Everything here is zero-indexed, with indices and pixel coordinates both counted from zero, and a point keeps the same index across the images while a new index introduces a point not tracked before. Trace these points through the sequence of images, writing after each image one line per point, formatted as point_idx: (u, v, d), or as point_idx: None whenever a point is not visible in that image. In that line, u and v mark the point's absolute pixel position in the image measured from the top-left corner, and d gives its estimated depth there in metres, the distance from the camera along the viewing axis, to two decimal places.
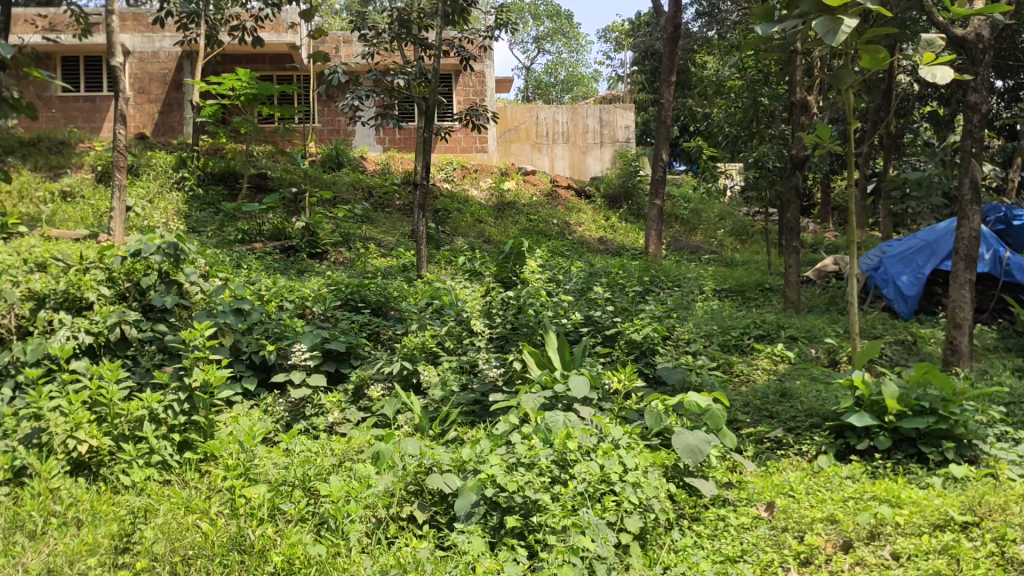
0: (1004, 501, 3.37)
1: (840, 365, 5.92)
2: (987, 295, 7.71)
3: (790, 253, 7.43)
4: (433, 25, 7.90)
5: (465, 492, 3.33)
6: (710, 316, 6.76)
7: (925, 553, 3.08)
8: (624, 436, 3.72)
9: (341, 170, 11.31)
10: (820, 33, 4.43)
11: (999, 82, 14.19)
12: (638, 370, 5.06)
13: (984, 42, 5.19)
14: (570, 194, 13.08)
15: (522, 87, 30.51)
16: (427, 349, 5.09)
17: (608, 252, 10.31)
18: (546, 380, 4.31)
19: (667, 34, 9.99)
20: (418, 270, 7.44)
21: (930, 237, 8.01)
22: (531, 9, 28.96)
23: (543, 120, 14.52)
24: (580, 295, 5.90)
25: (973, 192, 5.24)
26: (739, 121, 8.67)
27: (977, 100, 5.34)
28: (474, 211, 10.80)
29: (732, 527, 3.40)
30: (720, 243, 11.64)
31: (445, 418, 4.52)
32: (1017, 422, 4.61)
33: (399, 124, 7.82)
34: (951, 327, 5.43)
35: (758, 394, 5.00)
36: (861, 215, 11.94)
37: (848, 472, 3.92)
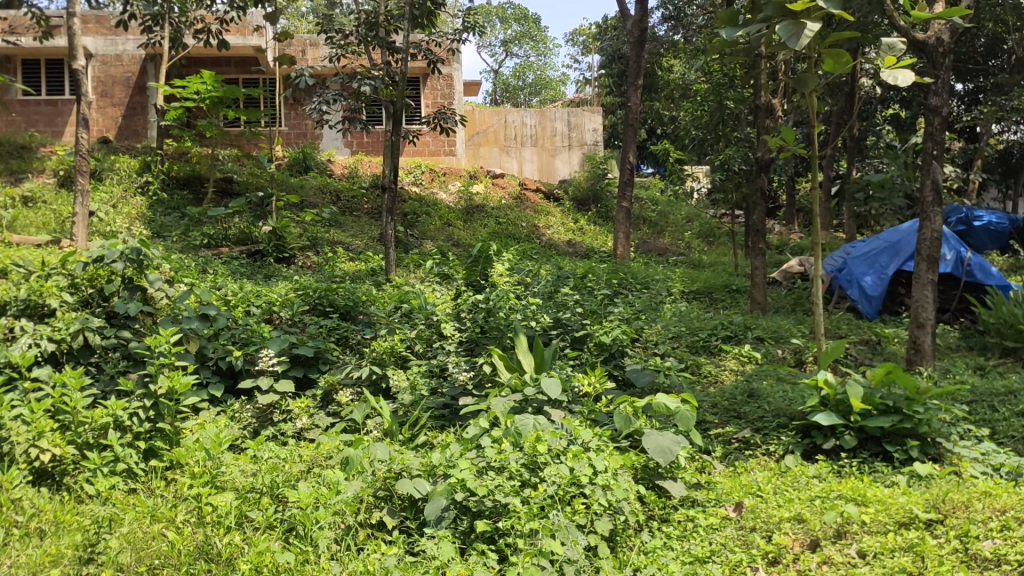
0: (968, 498, 3.43)
1: (805, 365, 5.99)
2: (949, 295, 7.83)
3: (757, 254, 7.50)
4: (400, 28, 7.87)
5: (435, 497, 3.31)
6: (678, 318, 6.80)
7: (890, 551, 3.11)
8: (594, 438, 3.72)
9: (308, 174, 11.24)
10: (783, 38, 4.48)
11: (959, 85, 14.45)
12: (607, 373, 5.07)
13: (944, 46, 5.27)
14: (538, 197, 13.10)
15: (490, 90, 30.54)
16: (396, 353, 5.07)
17: (577, 255, 10.34)
18: (515, 384, 4.30)
19: (634, 37, 10.05)
20: (387, 273, 7.41)
21: (893, 238, 8.13)
22: (498, 13, 29.00)
23: (511, 123, 14.53)
24: (549, 298, 5.90)
25: (935, 193, 5.32)
26: (705, 124, 8.74)
27: (937, 103, 5.42)
28: (443, 214, 10.78)
29: (701, 528, 3.42)
30: (687, 245, 11.73)
31: (415, 422, 4.50)
32: (979, 420, 4.69)
33: (367, 127, 7.79)
34: (914, 327, 5.51)
35: (726, 395, 5.04)
36: (826, 217, 12.09)
37: (815, 471, 3.96)
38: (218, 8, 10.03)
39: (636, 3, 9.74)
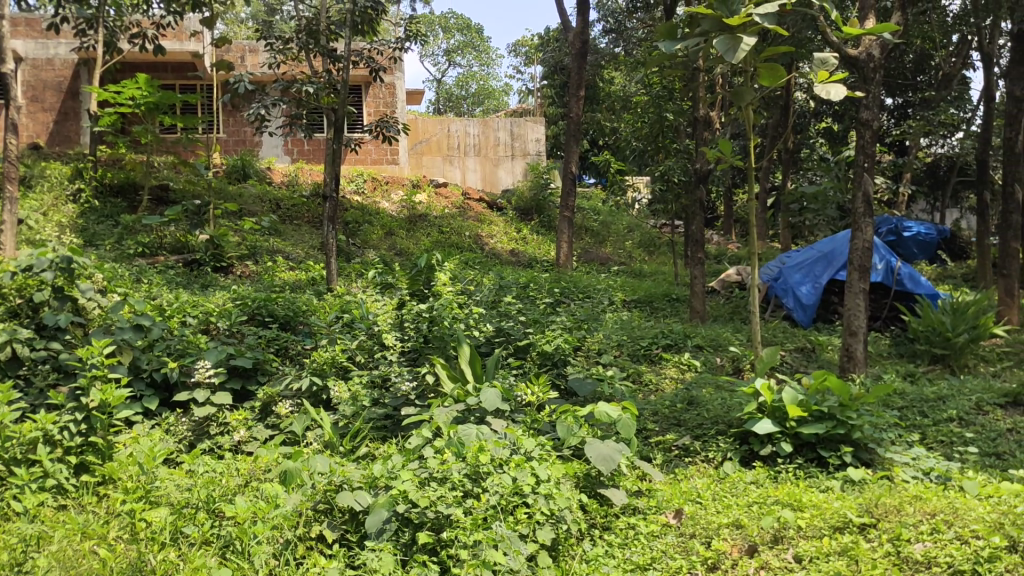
0: (899, 502, 3.51)
1: (743, 373, 6.10)
2: (880, 303, 8.05)
3: (696, 263, 7.62)
4: (342, 35, 7.81)
5: (376, 509, 3.28)
6: (619, 326, 6.86)
7: (825, 555, 3.17)
8: (536, 447, 3.72)
9: (247, 182, 11.07)
10: (721, 51, 4.56)
11: (889, 99, 14.90)
12: (550, 382, 5.09)
13: (875, 61, 5.42)
14: (481, 207, 13.11)
15: (433, 99, 30.49)
16: (337, 363, 5.01)
17: (520, 264, 10.37)
18: (458, 394, 4.30)
19: (575, 49, 10.13)
20: (328, 283, 7.34)
21: (827, 248, 8.33)
22: (440, 22, 29.03)
23: (454, 132, 14.45)
24: (492, 307, 5.91)
25: (866, 205, 5.47)
26: (645, 135, 8.85)
27: (868, 117, 5.58)
28: (385, 224, 10.73)
29: (642, 536, 3.45)
30: (629, 254, 11.86)
31: (356, 434, 4.45)
32: (910, 425, 4.82)
33: (308, 134, 7.71)
34: (847, 335, 5.66)
35: (666, 403, 5.11)
36: (762, 227, 12.34)
37: (752, 477, 4.03)
38: (154, 12, 9.84)
39: (578, 14, 9.83)
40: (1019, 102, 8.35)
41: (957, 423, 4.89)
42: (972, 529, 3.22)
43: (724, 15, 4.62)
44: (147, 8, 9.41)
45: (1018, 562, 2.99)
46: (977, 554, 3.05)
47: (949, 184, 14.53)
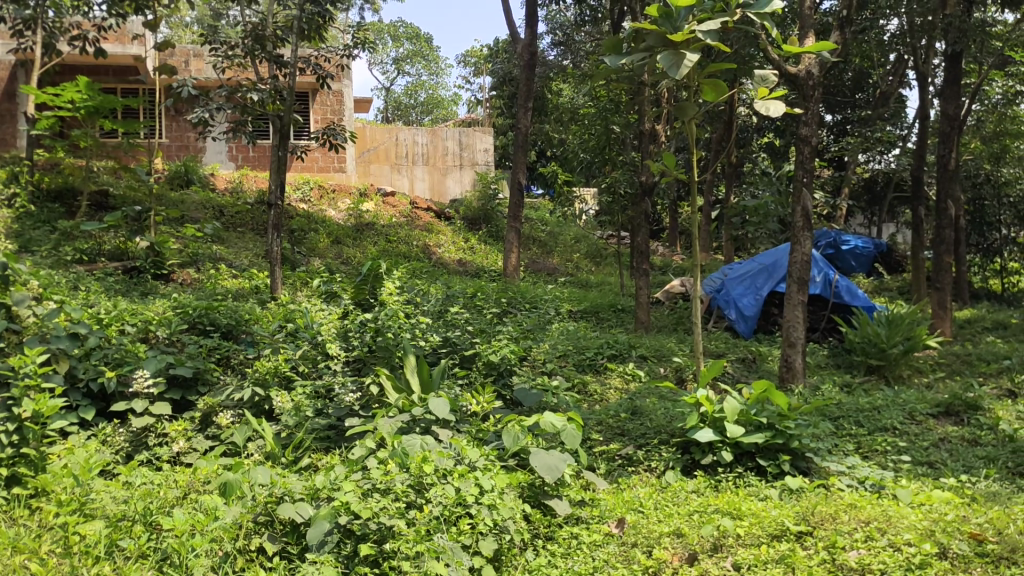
0: (835, 510, 3.60)
1: (686, 383, 6.19)
2: (819, 315, 8.23)
3: (641, 274, 7.71)
4: (289, 42, 7.74)
5: (318, 521, 3.25)
6: (566, 336, 6.90)
7: (763, 562, 3.23)
8: (480, 458, 3.73)
9: (190, 188, 10.89)
10: (664, 67, 4.63)
11: (829, 115, 15.26)
12: (495, 392, 5.09)
13: (814, 79, 5.56)
14: (429, 216, 13.09)
15: (382, 108, 30.37)
16: (281, 373, 4.93)
17: (467, 274, 10.37)
18: (403, 404, 4.29)
19: (523, 61, 10.19)
20: (272, 291, 7.27)
21: (768, 260, 8.50)
22: (389, 30, 28.93)
23: (403, 142, 14.42)
24: (438, 317, 5.90)
25: (805, 219, 5.59)
26: (592, 147, 8.93)
27: (807, 134, 5.71)
28: (331, 232, 10.66)
29: (584, 545, 3.47)
30: (576, 265, 11.93)
31: (298, 445, 4.40)
32: (846, 434, 4.94)
33: (253, 141, 7.63)
34: (786, 346, 5.78)
35: (610, 413, 5.15)
36: (705, 240, 12.53)
37: (694, 486, 4.08)
38: (96, 14, 9.63)
39: (526, 26, 9.90)
40: (953, 121, 8.62)
41: (891, 432, 5.03)
42: (905, 537, 3.31)
43: (669, 32, 4.72)
44: (87, 10, 9.19)
45: (946, 568, 3.10)
46: (909, 561, 3.14)
47: (885, 199, 14.93)
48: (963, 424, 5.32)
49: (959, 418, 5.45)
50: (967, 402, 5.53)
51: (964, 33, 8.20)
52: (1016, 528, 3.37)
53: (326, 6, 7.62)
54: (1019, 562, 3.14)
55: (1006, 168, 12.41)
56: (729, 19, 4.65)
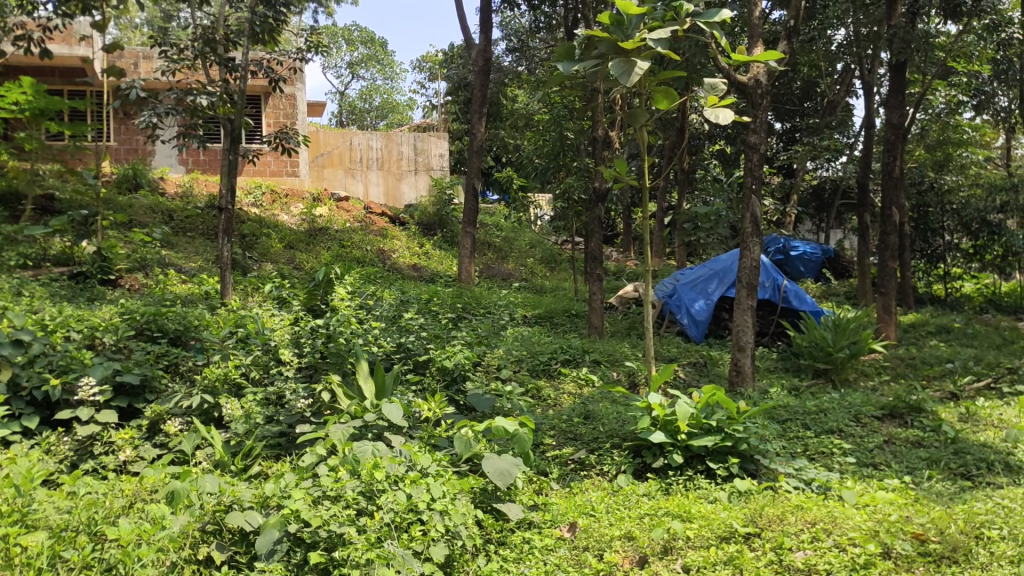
0: (782, 512, 3.66)
1: (638, 387, 6.24)
2: (768, 319, 8.35)
3: (595, 279, 7.76)
4: (241, 44, 7.64)
5: (267, 529, 3.18)
6: (519, 341, 6.91)
7: (712, 564, 3.27)
8: (432, 464, 3.72)
9: (138, 192, 10.70)
10: (616, 75, 4.68)
11: (778, 124, 15.51)
12: (448, 398, 5.08)
13: (762, 87, 5.66)
14: (383, 221, 13.04)
15: (337, 112, 30.17)
16: (230, 380, 4.86)
17: (421, 279, 10.34)
18: (355, 410, 4.26)
19: (478, 66, 10.20)
20: (223, 297, 7.19)
21: (718, 266, 8.62)
22: (343, 34, 28.77)
23: (356, 146, 14.37)
24: (391, 322, 5.87)
25: (754, 226, 5.67)
26: (547, 153, 8.97)
27: (756, 142, 5.80)
28: (284, 237, 10.56)
29: (536, 549, 3.47)
30: (531, 270, 11.97)
31: (248, 452, 4.34)
32: (794, 437, 5.02)
33: (203, 144, 7.53)
34: (736, 350, 5.87)
35: (563, 418, 5.16)
36: (658, 245, 12.67)
37: (645, 489, 4.11)
38: (41, 14, 9.42)
39: (481, 32, 9.91)
40: (897, 130, 8.80)
41: (837, 434, 5.12)
42: (850, 537, 3.38)
43: (620, 39, 4.76)
44: (32, 10, 8.98)
45: (890, 568, 3.16)
46: (854, 561, 3.20)
47: (833, 205, 15.22)
48: (907, 426, 5.44)
49: (903, 420, 5.57)
50: (910, 404, 5.65)
51: (908, 44, 8.35)
52: (957, 527, 3.45)
53: (279, 9, 7.57)
54: (959, 561, 3.22)
55: (949, 176, 12.76)
56: (679, 27, 4.72)
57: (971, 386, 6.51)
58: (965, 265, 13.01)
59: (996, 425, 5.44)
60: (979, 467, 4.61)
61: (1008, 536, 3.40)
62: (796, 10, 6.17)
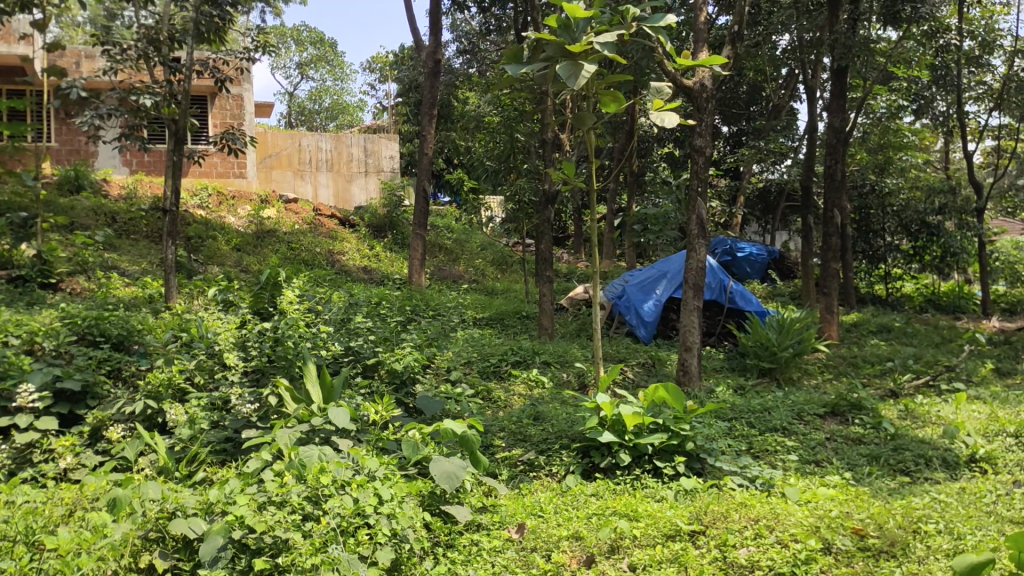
0: (726, 510, 3.71)
1: (588, 388, 6.29)
2: (714, 320, 8.47)
3: (545, 281, 7.80)
4: (186, 44, 7.52)
5: (211, 536, 3.14)
6: (469, 343, 6.91)
7: (658, 562, 3.31)
8: (380, 467, 3.69)
9: (80, 194, 10.48)
10: (563, 77, 4.68)
11: (725, 127, 15.74)
12: (397, 401, 5.06)
13: (707, 91, 5.75)
14: (333, 222, 12.94)
15: (286, 113, 29.86)
16: (175, 385, 4.76)
17: (371, 281, 10.29)
18: (302, 415, 4.23)
19: (428, 68, 10.16)
20: (167, 300, 7.09)
21: (667, 268, 8.73)
22: (293, 34, 28.47)
23: (305, 147, 14.24)
24: (340, 325, 5.81)
25: (700, 228, 5.73)
26: (497, 155, 8.98)
27: (702, 145, 5.87)
28: (231, 239, 10.43)
29: (484, 551, 3.48)
30: (482, 272, 11.98)
31: (192, 458, 4.27)
32: (740, 435, 5.09)
33: (147, 145, 7.41)
34: (683, 350, 5.94)
35: (512, 420, 5.18)
36: (608, 247, 12.77)
37: (593, 489, 4.14)
38: None
39: (431, 34, 9.89)
40: (838, 134, 8.99)
41: (781, 432, 5.22)
42: (792, 533, 3.44)
43: (567, 42, 4.77)
44: None
45: (831, 563, 3.23)
46: (795, 557, 3.27)
47: (779, 208, 15.50)
48: (849, 424, 5.57)
49: (844, 418, 5.71)
50: (851, 402, 5.79)
51: (849, 50, 8.56)
52: (896, 522, 3.54)
53: (225, 8, 7.45)
54: (897, 555, 3.30)
55: (890, 179, 13.07)
56: (626, 31, 4.76)
57: (910, 384, 6.67)
58: (904, 265, 13.29)
59: (933, 422, 5.58)
60: (917, 462, 4.72)
61: (943, 530, 3.51)
62: (740, 15, 6.27)
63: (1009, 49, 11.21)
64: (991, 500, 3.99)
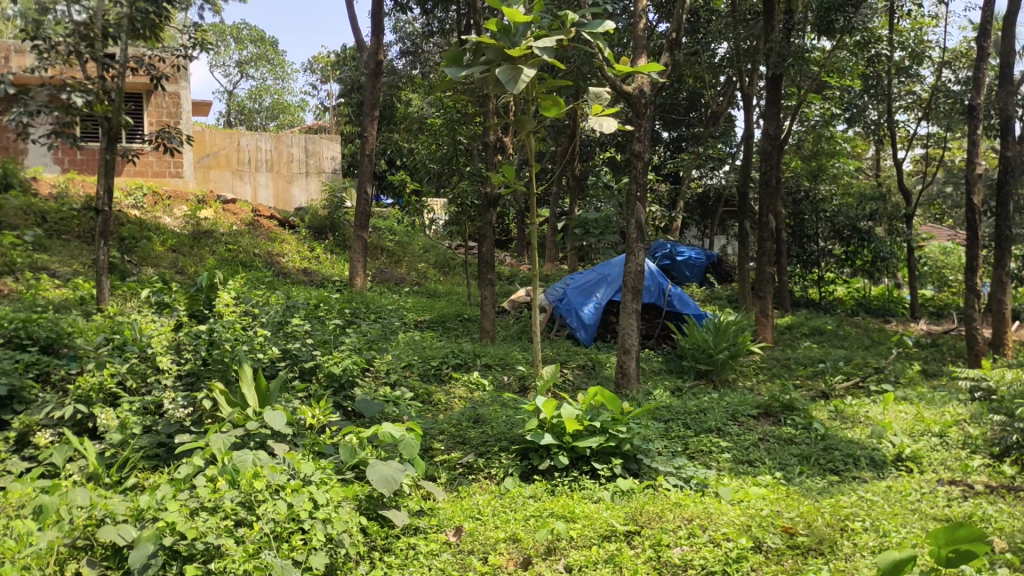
0: (661, 510, 3.77)
1: (528, 391, 6.33)
2: (653, 322, 8.57)
3: (486, 284, 7.81)
4: (119, 39, 7.33)
5: (140, 543, 3.02)
6: (410, 347, 6.89)
7: (593, 563, 3.34)
8: (315, 471, 3.65)
9: (8, 193, 10.16)
10: (503, 81, 4.70)
11: (665, 132, 15.96)
12: (335, 404, 5.02)
13: (646, 97, 5.81)
14: (272, 224, 12.77)
15: (225, 112, 29.37)
16: (106, 389, 4.64)
17: (312, 284, 10.18)
18: (237, 418, 4.17)
19: (370, 68, 10.08)
20: (99, 302, 6.92)
21: (608, 271, 8.83)
22: (233, 33, 28.02)
23: (244, 147, 13.98)
24: (277, 328, 5.72)
25: (639, 232, 5.79)
26: (440, 157, 8.95)
27: (640, 151, 5.93)
28: (166, 240, 10.24)
29: (420, 555, 3.47)
30: (423, 274, 11.95)
31: (123, 464, 4.18)
32: (676, 436, 5.17)
33: (79, 143, 7.17)
34: (621, 353, 6.00)
35: (452, 422, 5.19)
36: (550, 250, 12.86)
37: (531, 492, 4.16)
38: None
39: (373, 35, 9.83)
40: (773, 141, 9.17)
41: (715, 433, 5.31)
42: (723, 533, 3.51)
43: (506, 46, 4.79)
44: None
45: (760, 561, 3.30)
46: (727, 555, 3.33)
47: (717, 213, 15.78)
48: (781, 424, 5.70)
49: (777, 419, 5.83)
50: (783, 403, 5.93)
51: (783, 59, 8.72)
52: (824, 520, 3.64)
53: (161, 5, 7.32)
54: (825, 553, 3.39)
55: (823, 186, 13.41)
56: (564, 37, 4.80)
57: (841, 385, 6.85)
58: (837, 269, 13.64)
59: (862, 422, 5.74)
60: (845, 461, 4.85)
61: (869, 528, 3.62)
62: (678, 22, 6.36)
63: (937, 61, 11.58)
64: (917, 498, 4.12)
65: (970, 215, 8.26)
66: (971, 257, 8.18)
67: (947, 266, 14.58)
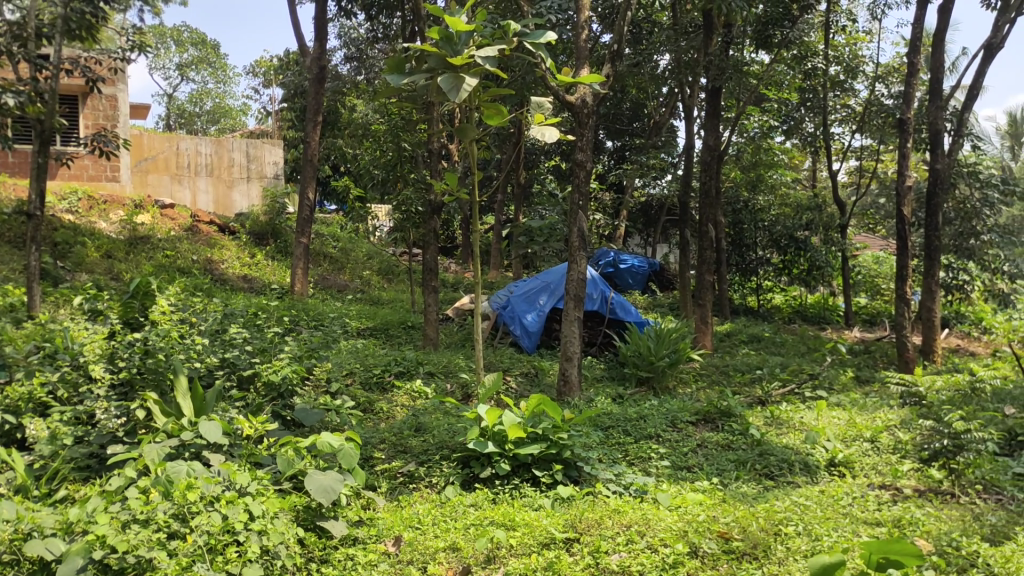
0: (600, 516, 3.81)
1: (471, 399, 6.33)
2: (596, 329, 8.64)
3: (430, 291, 7.80)
4: (54, 39, 7.13)
5: (70, 557, 2.92)
6: (352, 354, 6.84)
7: (532, 570, 3.35)
8: (251, 483, 3.59)
9: None
10: (445, 89, 4.68)
11: (609, 142, 16.14)
12: (274, 413, 4.95)
13: (588, 107, 5.88)
14: (212, 229, 12.56)
15: (164, 115, 28.85)
16: (35, 399, 4.49)
17: (252, 291, 10.05)
18: (172, 429, 4.09)
19: (314, 74, 9.99)
20: (30, 310, 6.72)
21: (550, 279, 8.89)
22: (173, 34, 27.56)
23: (184, 150, 13.77)
24: (215, 336, 5.63)
25: (581, 241, 5.83)
26: (383, 163, 8.90)
27: (582, 160, 5.98)
28: (102, 245, 9.99)
29: (358, 565, 3.44)
30: (367, 281, 11.87)
31: (53, 476, 4.06)
32: (617, 443, 5.21)
33: (9, 145, 6.96)
34: (563, 360, 6.04)
35: (393, 431, 5.16)
36: (495, 257, 12.90)
37: (472, 500, 4.16)
38: None
39: (317, 40, 9.76)
40: (713, 152, 9.29)
41: (655, 439, 5.38)
42: (661, 538, 3.55)
43: (449, 54, 4.78)
44: None
45: (696, 566, 3.35)
46: (663, 561, 3.37)
47: (659, 222, 16.00)
48: (719, 430, 5.80)
49: (715, 425, 5.94)
50: (721, 409, 6.04)
51: (723, 70, 8.88)
52: (758, 525, 3.71)
53: (98, 5, 7.14)
54: (759, 557, 3.45)
55: (761, 196, 13.69)
56: (506, 46, 4.83)
57: (777, 392, 7.00)
58: (775, 277, 13.91)
59: (797, 427, 5.87)
60: (780, 466, 4.95)
61: (802, 532, 3.69)
62: (620, 33, 6.44)
63: (871, 75, 11.92)
64: (848, 502, 4.23)
65: (900, 225, 8.50)
66: (901, 266, 8.41)
67: (879, 275, 14.98)
